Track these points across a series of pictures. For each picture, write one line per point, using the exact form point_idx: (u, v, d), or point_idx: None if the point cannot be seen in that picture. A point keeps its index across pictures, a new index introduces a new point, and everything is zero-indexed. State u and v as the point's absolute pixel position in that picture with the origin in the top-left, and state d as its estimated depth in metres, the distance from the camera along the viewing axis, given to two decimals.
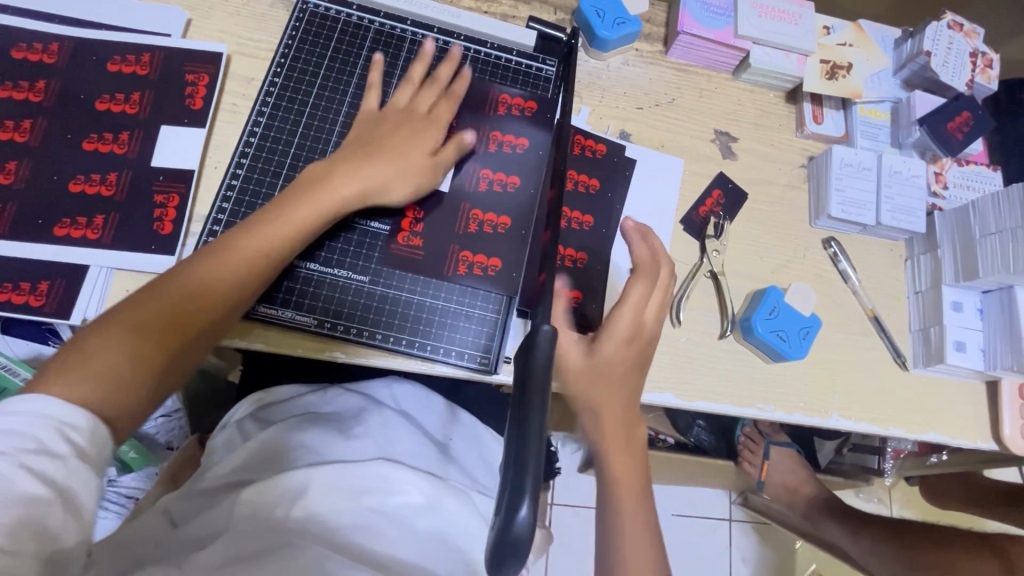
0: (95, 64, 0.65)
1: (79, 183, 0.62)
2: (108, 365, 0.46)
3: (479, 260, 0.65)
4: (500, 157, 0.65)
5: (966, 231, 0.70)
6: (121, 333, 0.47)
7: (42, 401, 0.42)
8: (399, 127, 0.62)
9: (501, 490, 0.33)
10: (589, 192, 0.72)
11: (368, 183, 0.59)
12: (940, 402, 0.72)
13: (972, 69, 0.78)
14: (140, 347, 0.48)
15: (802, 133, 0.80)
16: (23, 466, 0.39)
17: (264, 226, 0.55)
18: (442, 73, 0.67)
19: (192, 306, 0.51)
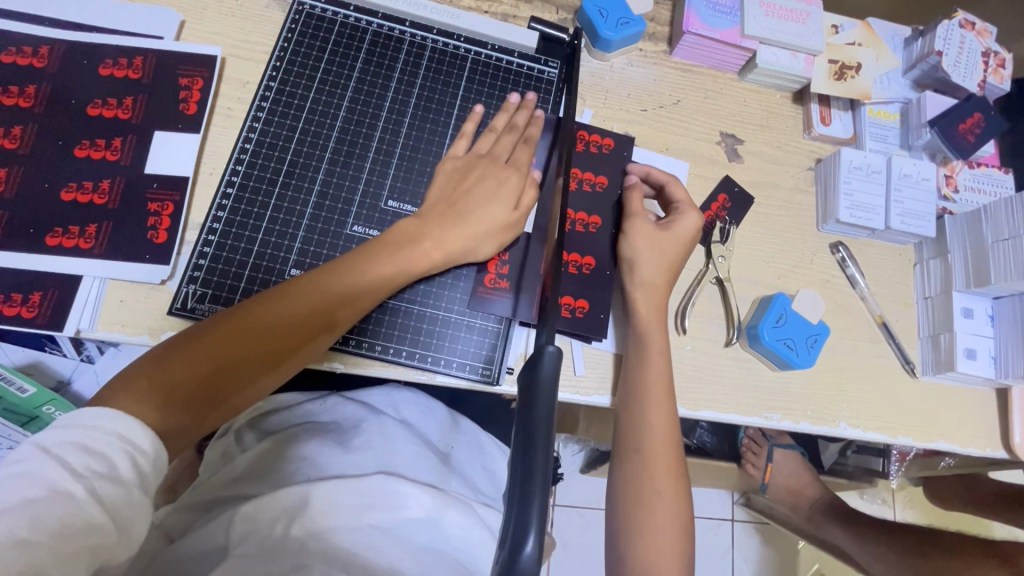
0: (87, 68, 0.64)
1: (72, 191, 0.60)
2: (178, 377, 0.49)
3: (490, 271, 0.64)
4: (513, 179, 0.63)
5: (977, 236, 0.69)
6: (201, 345, 0.51)
7: (109, 413, 0.45)
8: (481, 179, 0.63)
9: (509, 515, 0.32)
10: (594, 190, 0.70)
11: (450, 241, 0.60)
12: (950, 409, 0.71)
13: (984, 68, 0.76)
14: (213, 364, 0.50)
15: (810, 135, 0.78)
16: (45, 487, 0.40)
17: (365, 267, 0.56)
18: (519, 118, 0.67)
19: (270, 332, 0.53)
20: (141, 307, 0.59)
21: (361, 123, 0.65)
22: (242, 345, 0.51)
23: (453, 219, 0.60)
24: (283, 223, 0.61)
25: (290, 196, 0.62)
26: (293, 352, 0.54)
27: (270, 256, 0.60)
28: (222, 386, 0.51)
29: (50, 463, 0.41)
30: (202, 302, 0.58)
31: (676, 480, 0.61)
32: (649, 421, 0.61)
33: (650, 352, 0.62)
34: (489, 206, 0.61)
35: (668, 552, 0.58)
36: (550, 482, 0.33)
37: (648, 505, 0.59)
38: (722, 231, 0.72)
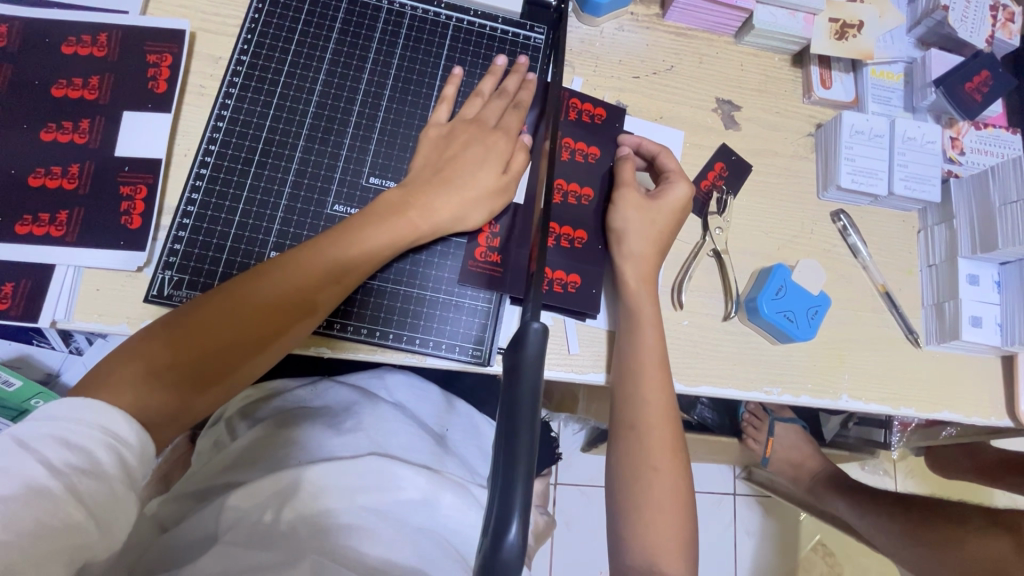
0: (49, 46, 0.60)
1: (40, 177, 0.58)
2: (165, 361, 0.47)
3: (483, 242, 0.62)
4: (499, 143, 0.61)
5: (984, 200, 0.67)
6: (186, 328, 0.49)
7: (89, 403, 0.43)
8: (467, 146, 0.60)
9: (491, 499, 0.31)
10: (587, 161, 0.67)
11: (438, 212, 0.57)
12: (954, 378, 0.70)
13: (992, 23, 0.73)
14: (200, 346, 0.49)
15: (809, 99, 0.75)
16: (20, 484, 0.38)
17: (352, 241, 0.54)
18: (509, 84, 0.64)
19: (259, 311, 0.51)
20: (118, 295, 0.57)
21: (339, 96, 0.63)
22: (229, 325, 0.50)
23: (441, 189, 0.58)
24: (260, 204, 0.59)
25: (267, 175, 0.59)
26: (283, 331, 0.52)
27: (249, 238, 0.58)
28: (212, 368, 0.49)
29: (28, 458, 0.39)
30: (179, 288, 0.56)
31: (674, 459, 0.59)
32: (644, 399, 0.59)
33: (644, 327, 0.60)
34: (477, 173, 0.59)
35: (668, 530, 0.57)
36: (534, 466, 0.31)
37: (646, 484, 0.58)
38: (719, 201, 0.70)
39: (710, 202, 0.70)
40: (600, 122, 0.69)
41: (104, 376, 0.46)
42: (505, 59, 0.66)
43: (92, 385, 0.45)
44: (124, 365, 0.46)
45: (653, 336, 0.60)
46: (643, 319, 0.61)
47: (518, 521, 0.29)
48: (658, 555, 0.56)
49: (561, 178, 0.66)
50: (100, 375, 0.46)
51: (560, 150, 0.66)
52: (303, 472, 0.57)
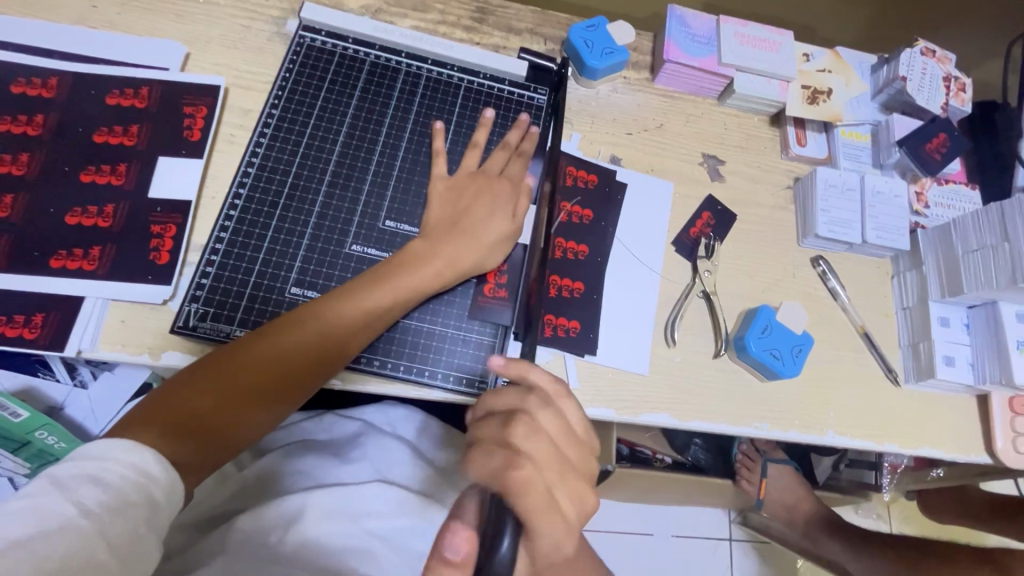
0: (95, 97, 0.66)
1: (77, 215, 0.62)
2: (206, 406, 0.51)
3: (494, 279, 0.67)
4: (504, 189, 0.67)
5: (949, 249, 0.72)
6: (222, 380, 0.52)
7: (112, 443, 0.45)
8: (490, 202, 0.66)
9: (485, 525, 0.41)
10: (582, 222, 0.73)
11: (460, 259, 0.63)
12: (934, 416, 0.73)
13: (946, 92, 0.81)
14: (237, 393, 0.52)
15: (787, 155, 0.82)
16: (52, 522, 0.40)
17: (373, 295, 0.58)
18: (511, 136, 0.70)
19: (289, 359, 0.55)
20: (142, 326, 0.60)
21: (360, 147, 0.68)
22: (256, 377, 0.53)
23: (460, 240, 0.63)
24: (283, 246, 0.63)
25: (291, 215, 0.64)
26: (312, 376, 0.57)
27: (271, 274, 0.62)
28: (241, 417, 0.53)
29: (64, 500, 0.41)
30: (204, 320, 0.59)
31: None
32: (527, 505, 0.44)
33: (522, 470, 0.46)
34: (489, 219, 0.65)
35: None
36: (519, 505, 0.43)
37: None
38: (709, 246, 0.75)
39: (701, 246, 0.75)
40: (592, 187, 0.74)
41: (142, 424, 0.48)
42: (494, 112, 0.73)
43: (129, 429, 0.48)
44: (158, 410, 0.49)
45: (545, 517, 0.45)
46: (563, 477, 0.49)
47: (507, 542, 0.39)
48: None
49: (559, 236, 0.71)
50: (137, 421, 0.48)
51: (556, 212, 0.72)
52: (308, 501, 0.59)
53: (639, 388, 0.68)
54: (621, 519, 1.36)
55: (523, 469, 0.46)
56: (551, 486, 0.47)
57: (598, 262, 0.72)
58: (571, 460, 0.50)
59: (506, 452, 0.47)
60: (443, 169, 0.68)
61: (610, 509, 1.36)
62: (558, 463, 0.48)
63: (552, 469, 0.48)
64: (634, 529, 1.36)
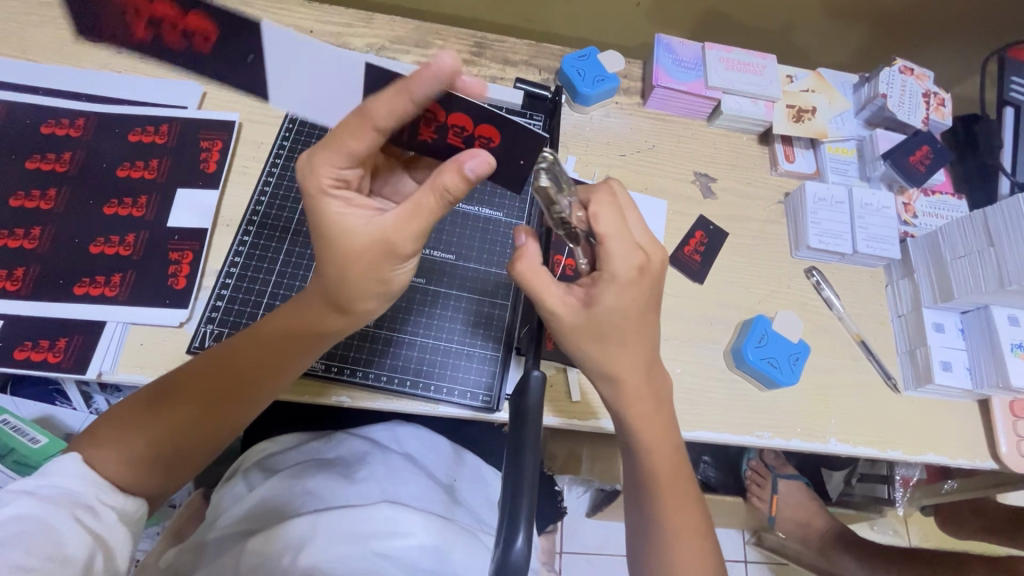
0: (118, 135, 0.71)
1: (100, 245, 0.66)
2: (173, 431, 0.52)
3: (469, 129, 0.46)
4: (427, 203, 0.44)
5: (938, 256, 0.74)
6: (184, 395, 0.53)
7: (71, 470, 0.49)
8: (340, 144, 0.44)
9: (501, 523, 0.39)
10: None
11: (383, 229, 0.46)
12: (935, 421, 0.74)
13: (926, 107, 0.84)
14: (147, 417, 0.52)
15: (776, 171, 0.85)
16: (34, 526, 0.44)
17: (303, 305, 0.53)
18: (358, 145, 0.44)
19: (188, 372, 0.54)
20: (159, 348, 0.63)
21: None
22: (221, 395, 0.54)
23: (318, 209, 0.47)
24: (293, 269, 0.67)
25: (302, 238, 0.69)
26: (246, 385, 0.54)
27: (283, 294, 0.66)
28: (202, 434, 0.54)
29: (47, 508, 0.45)
30: (218, 340, 0.63)
31: (671, 447, 0.57)
32: (618, 372, 0.54)
33: (611, 305, 0.51)
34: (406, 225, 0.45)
35: (697, 554, 0.55)
36: (534, 499, 0.40)
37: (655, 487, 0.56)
38: (548, 189, 0.51)
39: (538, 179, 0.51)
40: None
41: (113, 427, 0.52)
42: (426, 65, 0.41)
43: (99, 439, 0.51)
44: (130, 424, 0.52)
45: (615, 347, 0.53)
46: (645, 319, 0.53)
47: (523, 540, 0.38)
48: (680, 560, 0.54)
49: (558, 253, 0.73)
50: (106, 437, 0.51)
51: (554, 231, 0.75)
52: (318, 521, 0.60)
53: None
54: None
55: (613, 318, 0.51)
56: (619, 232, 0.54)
57: None
58: (656, 297, 0.54)
59: (583, 299, 0.52)
60: (359, 145, 0.44)
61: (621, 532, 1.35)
62: (643, 306, 0.52)
63: (632, 330, 0.52)
64: None
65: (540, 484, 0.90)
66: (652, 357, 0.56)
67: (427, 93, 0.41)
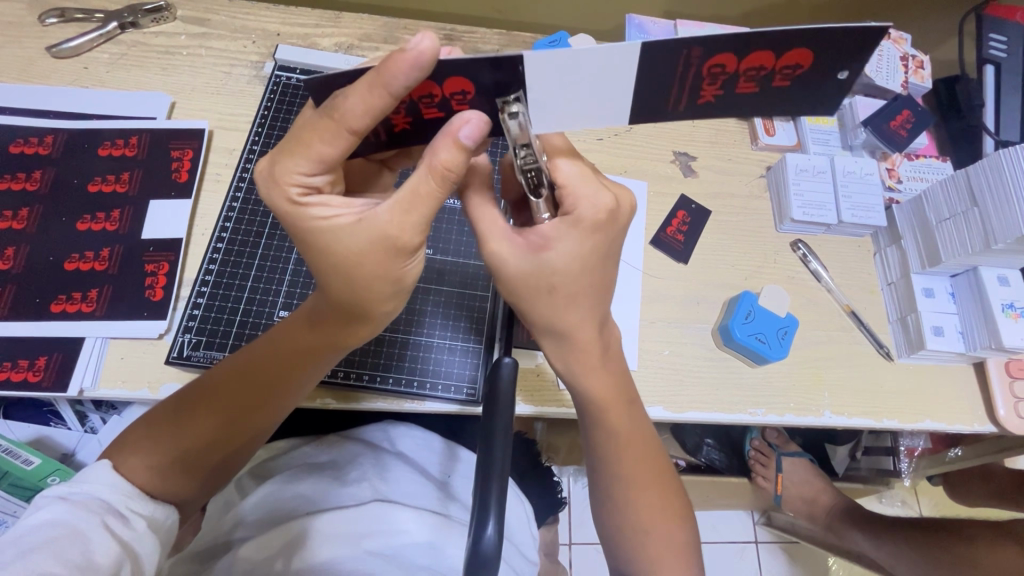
0: (88, 150, 0.70)
1: (75, 261, 0.65)
2: (204, 439, 0.52)
3: (766, 64, 0.39)
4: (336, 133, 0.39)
5: (923, 220, 0.73)
6: (215, 402, 0.53)
7: (107, 472, 0.49)
8: (309, 149, 0.40)
9: (473, 510, 0.40)
10: None
11: (382, 226, 0.42)
12: (930, 387, 0.73)
13: (905, 71, 0.83)
14: (172, 429, 0.52)
15: (757, 146, 0.84)
16: (65, 529, 0.43)
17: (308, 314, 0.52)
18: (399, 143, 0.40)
19: (214, 383, 0.53)
20: (139, 361, 0.62)
21: None
22: (247, 402, 0.54)
23: (300, 222, 0.43)
24: (269, 272, 0.67)
25: (277, 239, 0.68)
26: (263, 395, 0.54)
27: (260, 300, 0.66)
28: (229, 441, 0.54)
29: (80, 512, 0.44)
30: (197, 349, 0.62)
31: (631, 411, 0.55)
32: (571, 331, 0.50)
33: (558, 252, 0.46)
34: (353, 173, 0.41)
35: (664, 530, 0.56)
36: (505, 484, 0.41)
37: (617, 455, 0.55)
38: (521, 126, 0.41)
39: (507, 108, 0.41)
40: None
41: (145, 434, 0.52)
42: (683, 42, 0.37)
43: (133, 444, 0.51)
44: (160, 429, 0.52)
45: (545, 301, 0.48)
46: (597, 272, 0.48)
47: (493, 529, 0.39)
48: (648, 532, 0.56)
49: None
50: (140, 441, 0.52)
51: None
52: (307, 524, 0.60)
53: None
54: None
55: (571, 263, 0.47)
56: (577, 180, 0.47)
57: None
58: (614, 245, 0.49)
59: (536, 246, 0.47)
60: (353, 112, 0.38)
61: None
62: (600, 257, 0.48)
63: (581, 286, 0.48)
64: None
65: (538, 476, 0.89)
66: (607, 310, 0.52)
67: (407, 83, 0.37)
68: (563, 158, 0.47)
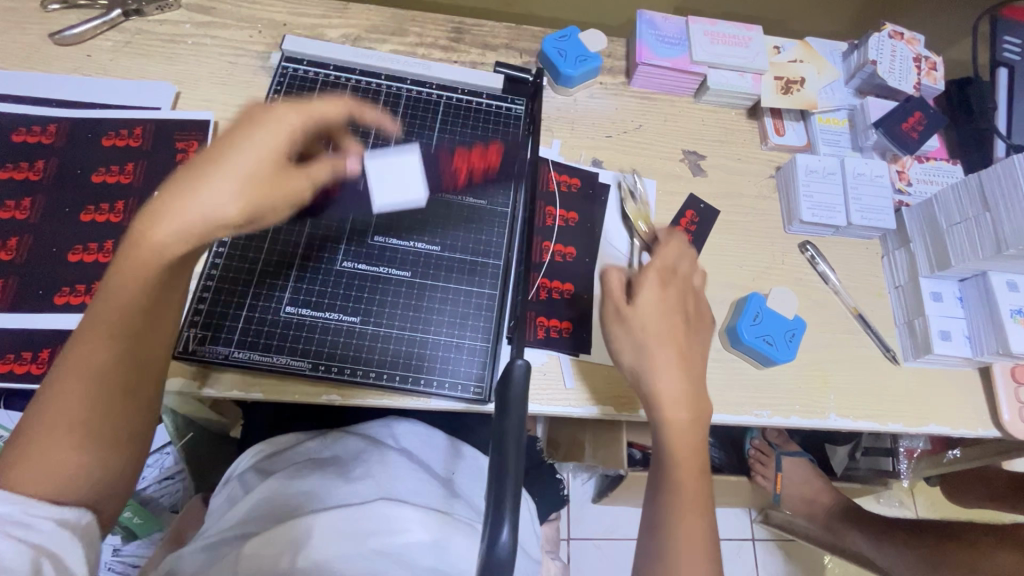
0: (91, 140, 0.69)
1: (78, 253, 0.64)
2: (96, 404, 0.46)
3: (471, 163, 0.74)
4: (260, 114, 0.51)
5: (933, 224, 0.73)
6: (85, 367, 0.46)
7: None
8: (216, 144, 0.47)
9: (487, 512, 0.39)
10: (568, 226, 0.74)
11: (285, 147, 0.48)
12: (935, 390, 0.73)
13: (917, 72, 0.82)
14: (60, 422, 0.45)
15: (767, 146, 0.83)
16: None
17: (122, 267, 0.45)
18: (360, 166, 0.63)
19: (74, 358, 0.46)
20: None
21: None
22: (121, 353, 0.47)
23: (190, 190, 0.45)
24: (275, 266, 0.65)
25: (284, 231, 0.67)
26: (129, 341, 0.48)
27: (266, 295, 0.64)
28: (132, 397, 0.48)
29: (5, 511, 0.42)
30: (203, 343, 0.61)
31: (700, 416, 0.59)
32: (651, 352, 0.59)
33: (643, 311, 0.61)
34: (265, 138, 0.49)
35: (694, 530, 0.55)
36: (519, 486, 0.40)
37: (673, 466, 0.57)
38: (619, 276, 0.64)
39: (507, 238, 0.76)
40: (576, 190, 0.76)
41: (25, 445, 0.45)
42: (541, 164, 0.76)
43: (18, 462, 0.44)
44: (44, 430, 0.45)
45: (619, 331, 0.61)
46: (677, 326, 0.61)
47: (508, 532, 0.38)
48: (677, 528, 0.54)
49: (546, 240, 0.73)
50: (23, 455, 0.44)
51: (542, 217, 0.74)
52: (312, 521, 0.59)
53: None
54: None
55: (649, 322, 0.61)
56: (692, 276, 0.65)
57: (586, 263, 0.73)
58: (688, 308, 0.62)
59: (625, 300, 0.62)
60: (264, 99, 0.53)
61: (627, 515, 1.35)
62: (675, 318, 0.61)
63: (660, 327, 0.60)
64: None
65: (540, 474, 0.90)
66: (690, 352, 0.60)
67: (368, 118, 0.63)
68: (643, 291, 0.62)
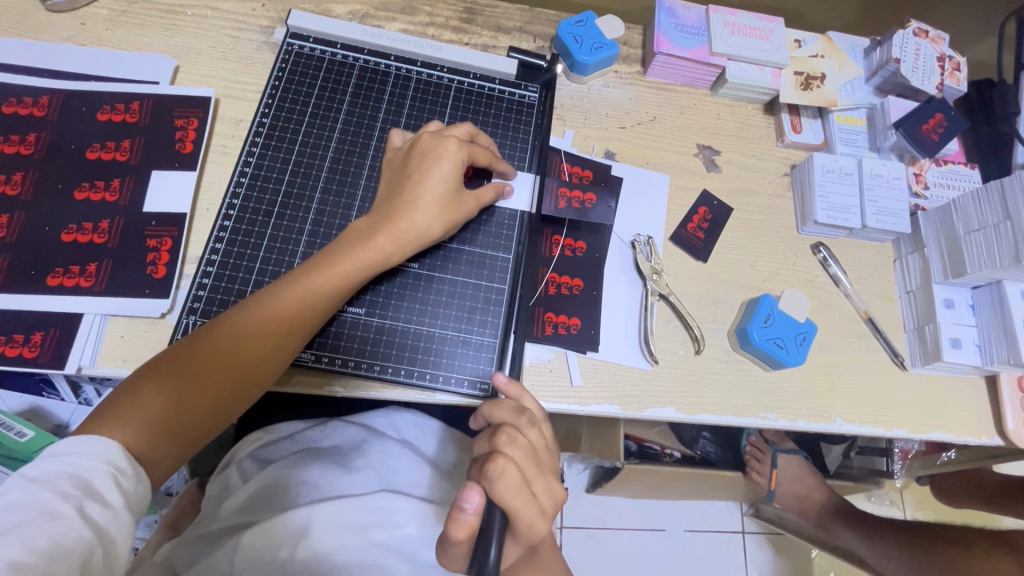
0: (86, 114, 0.66)
1: (73, 233, 0.62)
2: (199, 396, 0.51)
3: None
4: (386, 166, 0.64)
5: (950, 229, 0.72)
6: (212, 359, 0.52)
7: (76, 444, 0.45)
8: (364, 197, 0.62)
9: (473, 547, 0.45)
10: (584, 206, 0.70)
11: (415, 200, 0.60)
12: (941, 397, 0.73)
13: (941, 72, 0.80)
14: (165, 394, 0.49)
15: (783, 143, 0.81)
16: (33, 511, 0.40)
17: (290, 286, 0.55)
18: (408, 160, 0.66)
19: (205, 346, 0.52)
20: (141, 341, 0.60)
21: (352, 152, 0.69)
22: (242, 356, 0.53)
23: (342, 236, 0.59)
24: (279, 253, 0.63)
25: (288, 217, 0.65)
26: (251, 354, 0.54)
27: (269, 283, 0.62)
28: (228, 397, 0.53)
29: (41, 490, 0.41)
30: None
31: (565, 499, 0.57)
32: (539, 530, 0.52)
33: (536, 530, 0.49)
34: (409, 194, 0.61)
35: None
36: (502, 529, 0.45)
37: None
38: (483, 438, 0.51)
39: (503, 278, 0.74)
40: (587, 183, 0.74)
41: (123, 403, 0.48)
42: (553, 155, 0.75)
43: (107, 416, 0.47)
44: (150, 389, 0.49)
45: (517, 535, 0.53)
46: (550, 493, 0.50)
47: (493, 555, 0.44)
48: None
49: (556, 233, 0.72)
50: (120, 410, 0.48)
51: (555, 198, 0.69)
52: (314, 511, 0.58)
53: (643, 384, 0.68)
54: (632, 515, 1.36)
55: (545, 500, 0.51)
56: (528, 477, 0.48)
57: (597, 258, 0.72)
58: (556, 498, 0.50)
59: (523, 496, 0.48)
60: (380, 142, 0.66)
61: (620, 506, 1.36)
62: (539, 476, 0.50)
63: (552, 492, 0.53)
64: (645, 525, 1.35)
65: None
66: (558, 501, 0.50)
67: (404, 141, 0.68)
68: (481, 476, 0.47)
